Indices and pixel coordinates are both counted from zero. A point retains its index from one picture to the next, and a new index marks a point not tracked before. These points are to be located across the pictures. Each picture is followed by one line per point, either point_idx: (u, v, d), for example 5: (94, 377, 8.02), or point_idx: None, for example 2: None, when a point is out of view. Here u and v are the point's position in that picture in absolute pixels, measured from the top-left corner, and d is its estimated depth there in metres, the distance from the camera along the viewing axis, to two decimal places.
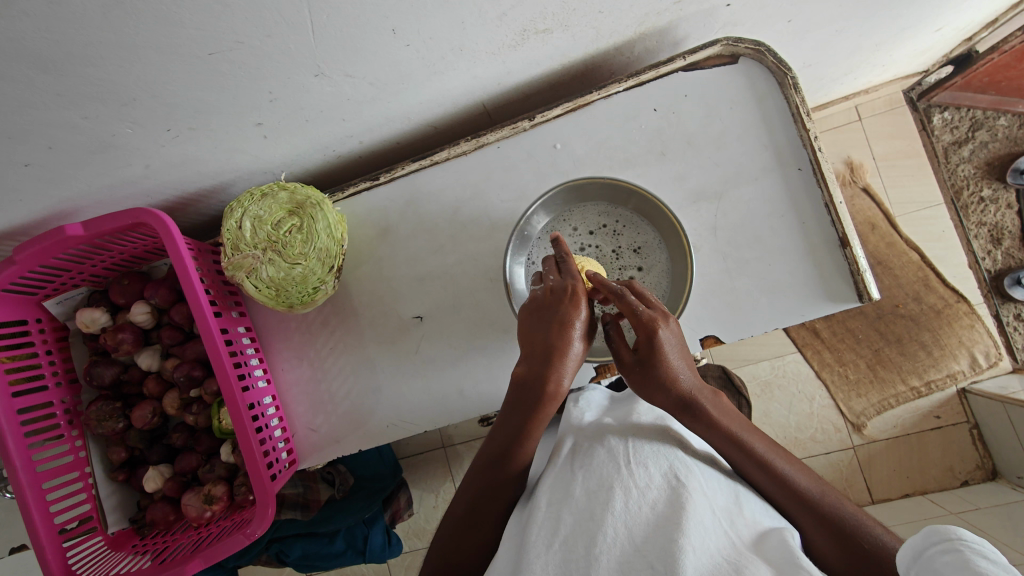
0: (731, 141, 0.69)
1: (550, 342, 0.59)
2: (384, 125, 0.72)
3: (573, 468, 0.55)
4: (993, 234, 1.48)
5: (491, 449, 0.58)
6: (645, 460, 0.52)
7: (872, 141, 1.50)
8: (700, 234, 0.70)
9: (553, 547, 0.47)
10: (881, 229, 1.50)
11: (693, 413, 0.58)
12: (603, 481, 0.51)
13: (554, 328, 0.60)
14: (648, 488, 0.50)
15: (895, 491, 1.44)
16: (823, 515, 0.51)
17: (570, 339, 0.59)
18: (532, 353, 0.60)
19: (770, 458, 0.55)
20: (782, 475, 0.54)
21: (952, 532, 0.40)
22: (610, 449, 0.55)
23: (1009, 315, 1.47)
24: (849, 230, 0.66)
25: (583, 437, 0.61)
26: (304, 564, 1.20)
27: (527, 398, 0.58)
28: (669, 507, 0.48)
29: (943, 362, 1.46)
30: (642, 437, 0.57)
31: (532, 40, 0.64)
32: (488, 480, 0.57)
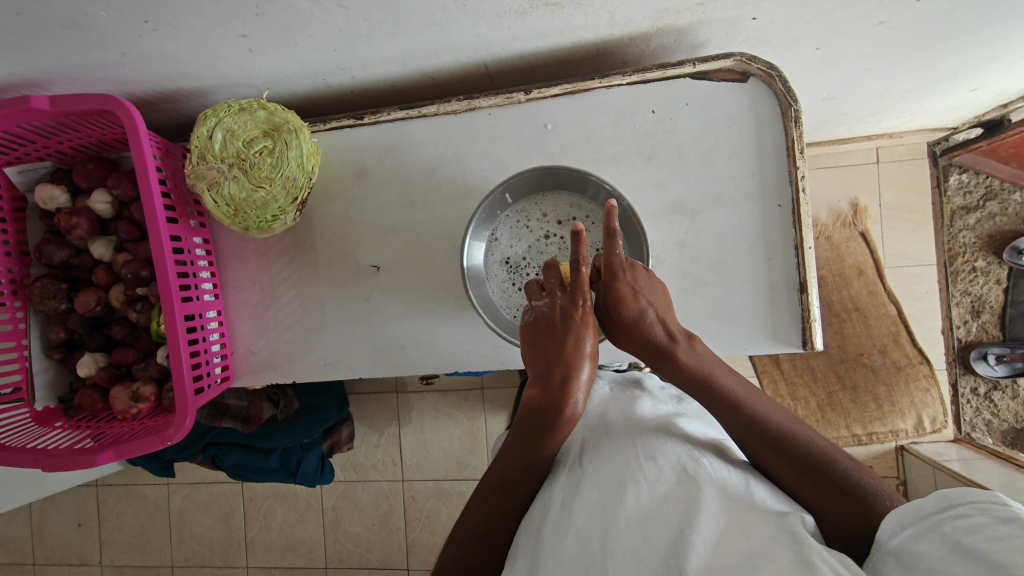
0: (720, 160, 0.68)
1: (565, 366, 0.60)
2: (378, 64, 0.70)
3: (583, 464, 0.57)
4: (974, 306, 1.48)
5: (503, 469, 0.57)
6: (654, 453, 0.54)
7: (882, 187, 1.48)
8: (667, 247, 0.69)
9: (569, 542, 0.48)
10: (868, 277, 1.49)
11: (704, 388, 0.58)
12: (615, 476, 0.53)
13: (568, 347, 0.61)
14: (660, 482, 0.51)
15: None
16: (830, 480, 0.50)
17: (581, 363, 0.60)
18: (546, 376, 0.60)
19: (774, 426, 0.54)
20: (787, 443, 0.53)
21: (960, 496, 0.40)
22: (621, 445, 0.57)
23: (966, 387, 1.49)
24: (811, 276, 0.65)
25: (594, 435, 0.62)
26: (236, 472, 1.25)
27: (546, 422, 0.58)
28: (682, 502, 0.49)
29: (891, 417, 1.48)
30: (647, 431, 0.58)
31: (542, 11, 0.61)
32: (510, 493, 0.57)
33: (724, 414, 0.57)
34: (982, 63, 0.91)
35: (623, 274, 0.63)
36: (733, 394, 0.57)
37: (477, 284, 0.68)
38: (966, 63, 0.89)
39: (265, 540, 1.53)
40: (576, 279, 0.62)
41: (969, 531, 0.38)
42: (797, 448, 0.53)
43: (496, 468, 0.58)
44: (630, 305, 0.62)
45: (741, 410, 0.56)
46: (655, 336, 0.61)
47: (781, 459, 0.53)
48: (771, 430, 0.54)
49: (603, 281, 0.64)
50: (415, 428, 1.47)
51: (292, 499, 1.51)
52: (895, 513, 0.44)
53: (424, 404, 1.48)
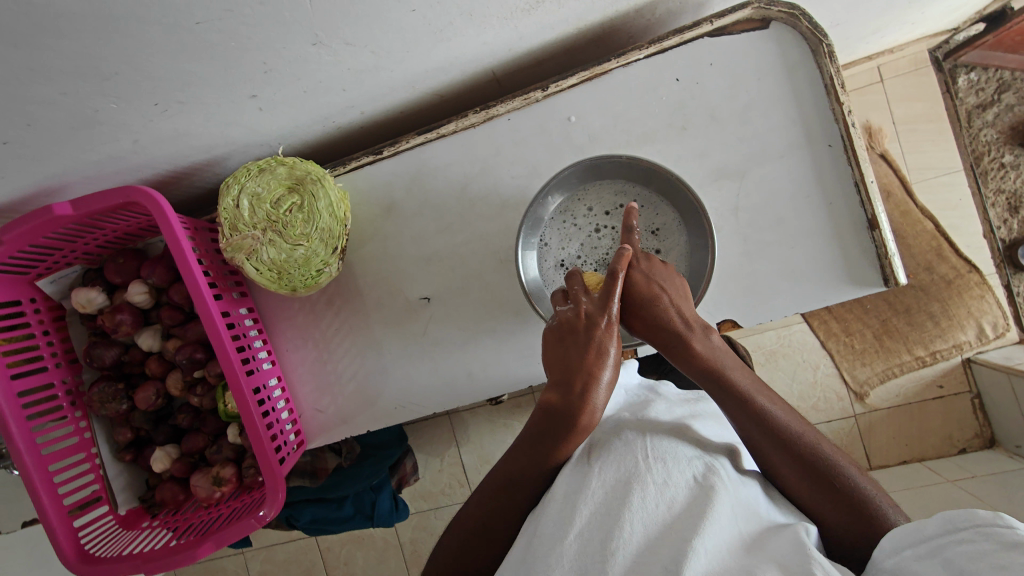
0: (757, 115, 0.65)
1: (586, 373, 0.53)
2: (387, 95, 0.68)
3: (588, 456, 0.54)
4: (1011, 202, 1.43)
5: (511, 467, 0.54)
6: (664, 455, 0.51)
7: (893, 104, 1.44)
8: (721, 214, 0.67)
9: (569, 539, 0.46)
10: (897, 197, 1.46)
11: (717, 385, 0.55)
12: (623, 474, 0.50)
13: (591, 353, 0.54)
14: (670, 484, 0.49)
15: (893, 459, 1.48)
16: (834, 486, 0.49)
17: (604, 365, 0.53)
18: (563, 379, 0.54)
19: (787, 426, 0.52)
20: (796, 443, 0.51)
21: (963, 518, 0.39)
22: (629, 443, 0.53)
23: (1020, 286, 1.45)
24: (879, 211, 0.62)
25: (602, 434, 0.59)
26: (314, 527, 1.23)
27: (556, 428, 0.53)
28: (692, 508, 0.47)
29: (950, 332, 1.45)
30: (656, 431, 0.55)
31: (548, 3, 0.59)
32: (514, 494, 0.54)
33: (734, 412, 0.54)
34: None
35: (639, 265, 0.61)
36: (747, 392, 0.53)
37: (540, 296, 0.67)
38: None
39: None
40: (608, 287, 0.57)
41: (971, 556, 0.38)
42: (809, 453, 0.51)
43: (503, 464, 0.55)
44: (647, 295, 0.59)
45: (752, 407, 0.53)
46: (671, 327, 0.57)
47: (787, 460, 0.51)
48: (783, 429, 0.52)
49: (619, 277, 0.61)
50: (476, 446, 1.45)
51: (369, 540, 1.50)
52: (891, 532, 0.43)
53: (479, 421, 1.46)
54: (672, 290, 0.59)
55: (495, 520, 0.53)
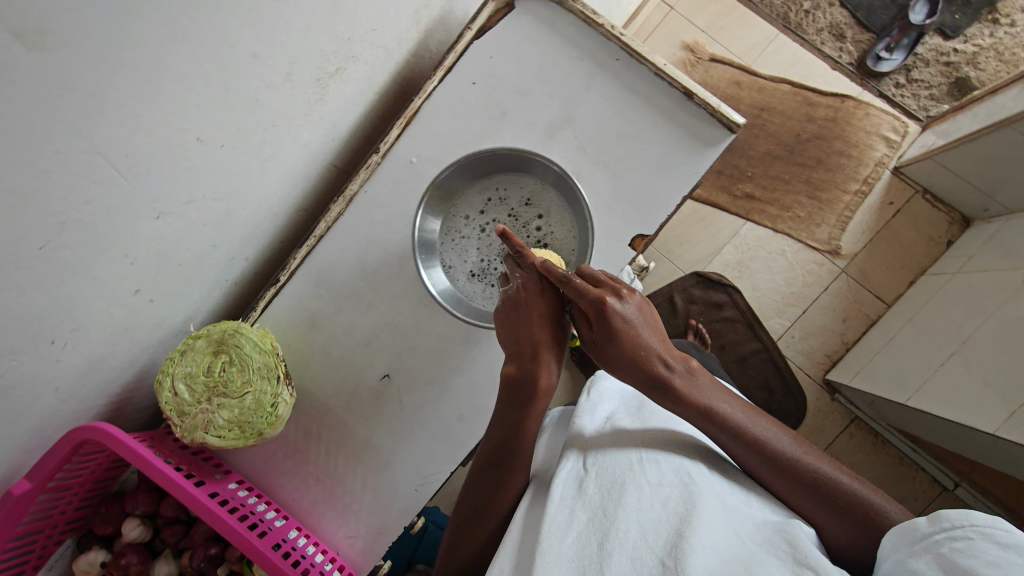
0: (550, 71, 0.73)
1: (530, 340, 0.66)
2: (255, 230, 0.74)
3: (584, 465, 0.59)
4: (835, 33, 1.59)
5: (490, 448, 0.63)
6: (657, 460, 0.56)
7: (692, 19, 1.62)
8: (574, 158, 0.73)
9: (567, 540, 0.51)
10: (747, 82, 1.59)
11: (714, 421, 0.57)
12: (616, 479, 0.55)
13: (535, 322, 0.66)
14: (666, 486, 0.53)
15: (901, 287, 1.51)
16: (832, 499, 0.52)
17: (544, 330, 0.66)
18: (518, 351, 0.66)
19: (785, 452, 0.55)
20: (795, 464, 0.54)
21: (960, 518, 0.42)
22: (623, 453, 0.58)
23: (891, 88, 1.56)
24: (686, 82, 0.70)
25: (591, 443, 0.62)
26: None
27: (518, 397, 0.64)
28: (682, 504, 0.51)
29: (865, 156, 1.54)
30: (648, 440, 0.60)
31: (333, 84, 0.67)
32: (497, 475, 0.61)
33: (733, 444, 0.57)
34: None
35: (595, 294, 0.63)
36: (739, 427, 0.57)
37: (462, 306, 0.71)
38: None
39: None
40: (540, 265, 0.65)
41: (961, 554, 0.41)
42: (802, 468, 0.54)
43: (485, 443, 0.64)
44: (620, 337, 0.61)
45: (752, 440, 0.56)
46: (650, 368, 0.60)
47: (787, 479, 0.54)
48: (791, 462, 0.54)
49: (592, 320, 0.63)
50: None
51: None
52: (893, 530, 0.48)
53: None
54: (642, 329, 0.62)
55: (487, 503, 0.61)
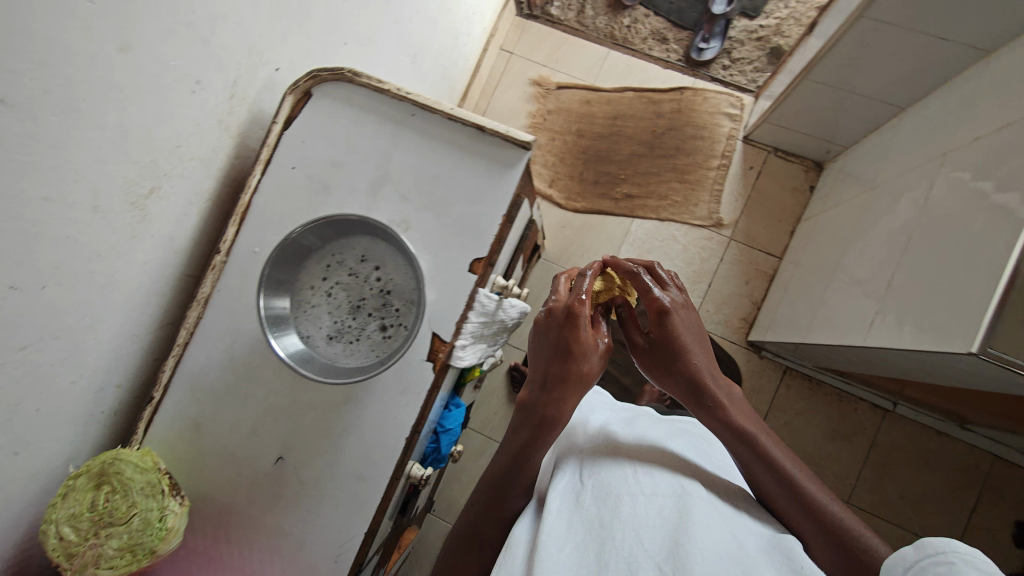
0: (358, 139, 0.80)
1: (558, 359, 0.67)
2: (116, 355, 0.76)
3: (580, 477, 0.60)
4: (658, 38, 1.77)
5: (496, 470, 0.64)
6: (654, 476, 0.57)
7: (532, 57, 1.79)
8: (400, 209, 0.80)
9: (564, 549, 0.51)
10: (595, 98, 1.75)
11: (748, 440, 0.60)
12: (610, 492, 0.56)
13: (558, 346, 0.68)
14: (666, 500, 0.54)
15: (784, 238, 1.63)
16: (830, 531, 0.54)
17: (577, 349, 0.66)
18: (544, 374, 0.67)
19: (799, 477, 0.58)
20: (804, 491, 0.57)
21: (940, 544, 0.42)
22: (622, 468, 0.59)
23: (720, 71, 1.73)
24: (475, 118, 0.78)
25: (585, 454, 0.64)
26: None
27: (530, 411, 0.65)
28: (678, 511, 0.52)
29: (716, 133, 1.69)
30: (640, 455, 0.61)
31: (153, 203, 0.72)
32: (495, 495, 0.62)
33: (758, 467, 0.59)
34: None
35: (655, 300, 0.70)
36: (754, 435, 0.61)
37: (312, 363, 0.78)
38: None
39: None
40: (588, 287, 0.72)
41: None
42: (811, 499, 0.56)
43: (490, 466, 0.65)
44: (676, 338, 0.67)
45: (776, 465, 0.58)
46: (698, 374, 0.65)
47: (795, 505, 0.57)
48: (802, 489, 0.57)
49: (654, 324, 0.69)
50: None
51: None
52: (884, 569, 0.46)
53: None
54: (694, 340, 0.67)
55: (491, 515, 0.62)
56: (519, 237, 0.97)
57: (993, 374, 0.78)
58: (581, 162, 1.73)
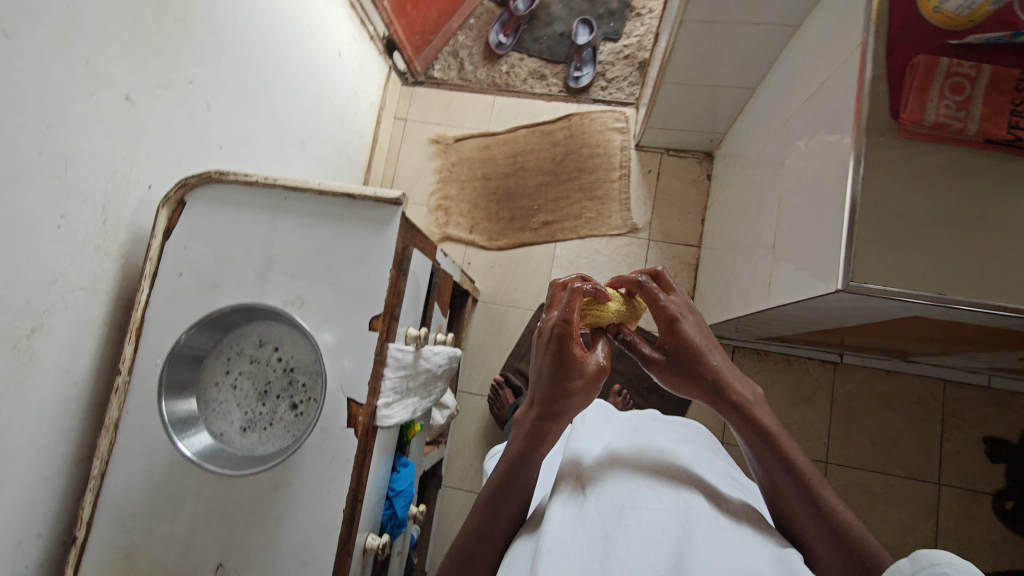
0: (237, 233, 0.83)
1: (559, 363, 0.58)
2: (29, 503, 0.75)
3: (583, 493, 0.58)
4: (537, 76, 1.90)
5: (492, 487, 0.60)
6: (660, 491, 0.55)
7: (427, 118, 1.91)
8: (291, 288, 0.82)
9: (569, 557, 0.49)
10: (493, 141, 1.85)
11: (764, 441, 0.58)
12: (616, 504, 0.53)
13: (559, 349, 0.58)
14: (675, 511, 0.52)
15: (696, 227, 1.72)
16: (835, 531, 0.53)
17: (577, 355, 0.58)
18: (543, 380, 0.59)
19: (810, 477, 0.56)
20: (815, 491, 0.55)
21: (938, 556, 0.43)
22: (628, 483, 0.57)
23: (600, 92, 1.85)
24: (342, 187, 0.82)
25: (589, 471, 0.62)
26: None
27: (524, 422, 0.61)
28: (682, 526, 0.50)
29: (610, 147, 1.79)
30: (648, 470, 0.60)
31: (38, 341, 0.73)
32: (490, 509, 0.59)
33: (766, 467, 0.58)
34: (307, 49, 1.30)
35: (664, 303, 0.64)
36: (773, 433, 0.58)
37: (220, 458, 0.79)
38: (297, 56, 1.26)
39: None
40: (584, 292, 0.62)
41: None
42: (820, 498, 0.55)
43: (489, 483, 0.61)
44: (688, 343, 0.62)
45: (787, 463, 0.56)
46: (715, 377, 0.61)
47: (803, 506, 0.55)
48: (811, 488, 0.55)
49: (665, 328, 0.64)
50: None
51: None
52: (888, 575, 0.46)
53: None
54: (708, 344, 0.63)
55: (487, 534, 0.59)
56: (422, 290, 1.01)
57: (875, 305, 0.84)
58: (494, 203, 1.81)
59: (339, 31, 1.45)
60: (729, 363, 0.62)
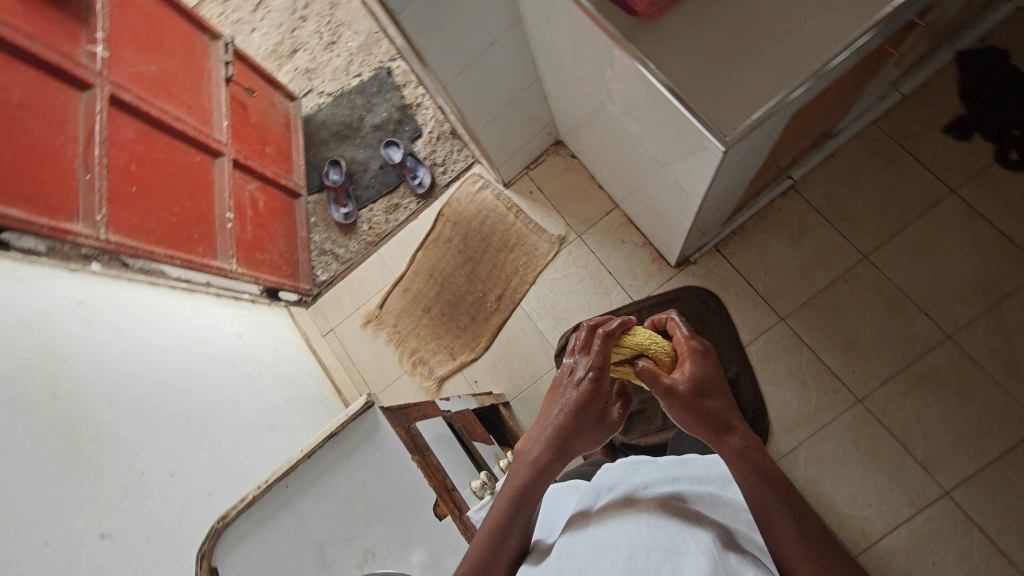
0: (274, 554, 0.80)
1: (579, 414, 0.76)
2: None
3: (603, 535, 0.70)
4: (392, 207, 2.01)
5: (501, 519, 0.73)
6: (673, 533, 0.67)
7: (346, 313, 1.95)
8: (355, 550, 0.80)
9: None
10: (406, 280, 1.91)
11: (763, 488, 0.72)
12: (638, 547, 0.65)
13: (587, 402, 0.76)
14: (683, 551, 0.64)
15: (599, 196, 1.83)
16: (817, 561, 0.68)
17: (592, 403, 0.77)
18: (565, 429, 0.75)
19: (798, 519, 0.71)
20: (801, 527, 0.70)
21: None
22: (645, 525, 0.68)
23: (444, 176, 1.98)
24: (321, 433, 0.82)
25: (607, 514, 0.74)
26: None
27: (536, 460, 0.75)
28: (691, 561, 0.62)
29: (488, 205, 1.91)
30: (661, 510, 0.72)
31: None
32: (496, 537, 0.71)
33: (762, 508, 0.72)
34: (212, 357, 1.34)
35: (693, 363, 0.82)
36: (767, 484, 0.72)
37: None
38: (209, 369, 1.29)
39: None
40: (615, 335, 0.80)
41: None
42: (805, 536, 0.70)
43: (496, 519, 0.73)
44: (706, 399, 0.78)
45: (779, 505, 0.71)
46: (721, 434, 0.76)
47: (793, 542, 0.70)
48: (798, 528, 0.70)
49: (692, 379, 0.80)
50: None
51: None
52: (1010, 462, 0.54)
53: None
54: (719, 403, 0.78)
55: (498, 554, 0.71)
56: (460, 449, 1.00)
57: (757, 131, 0.87)
58: (451, 321, 1.85)
59: (225, 321, 1.50)
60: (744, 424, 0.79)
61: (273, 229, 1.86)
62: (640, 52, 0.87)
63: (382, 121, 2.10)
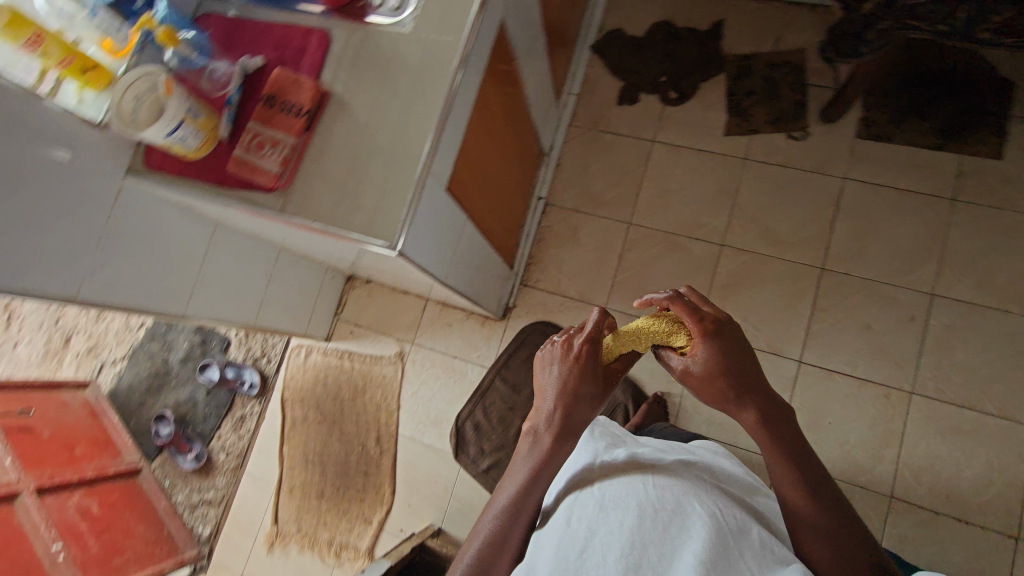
0: None
1: (579, 393, 0.85)
2: None
3: (605, 493, 0.80)
4: (237, 423, 1.95)
5: (519, 501, 0.82)
6: (682, 501, 0.77)
7: (249, 549, 1.83)
8: None
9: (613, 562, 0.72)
10: (286, 481, 1.84)
11: (787, 464, 0.79)
12: (644, 513, 0.76)
13: (585, 378, 0.85)
14: (687, 521, 0.75)
15: (407, 300, 1.91)
16: (840, 535, 0.76)
17: (588, 381, 0.85)
18: (569, 405, 0.84)
19: (820, 495, 0.78)
20: (825, 505, 0.77)
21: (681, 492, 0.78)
22: (651, 488, 0.79)
23: (269, 366, 1.97)
24: None
25: (606, 474, 0.85)
26: None
27: (541, 439, 0.84)
28: (691, 528, 0.74)
29: (319, 370, 1.91)
30: (668, 479, 0.82)
31: None
32: (515, 514, 0.82)
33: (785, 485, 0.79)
34: None
35: (715, 324, 0.80)
36: (786, 459, 0.79)
37: None
38: None
39: (889, 479, 1.49)
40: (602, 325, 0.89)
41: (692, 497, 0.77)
42: (830, 511, 0.77)
43: (512, 500, 0.83)
44: (731, 365, 0.79)
45: (804, 480, 0.78)
46: (751, 404, 0.79)
47: (819, 515, 0.77)
48: (819, 500, 0.78)
49: (715, 347, 0.79)
50: None
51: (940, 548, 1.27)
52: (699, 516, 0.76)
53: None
54: (749, 367, 0.80)
55: (509, 534, 0.81)
56: None
57: (426, 228, 0.98)
58: (348, 490, 1.79)
59: None
60: (767, 390, 0.80)
61: (123, 524, 1.73)
62: (319, 219, 0.93)
63: (185, 351, 2.03)
